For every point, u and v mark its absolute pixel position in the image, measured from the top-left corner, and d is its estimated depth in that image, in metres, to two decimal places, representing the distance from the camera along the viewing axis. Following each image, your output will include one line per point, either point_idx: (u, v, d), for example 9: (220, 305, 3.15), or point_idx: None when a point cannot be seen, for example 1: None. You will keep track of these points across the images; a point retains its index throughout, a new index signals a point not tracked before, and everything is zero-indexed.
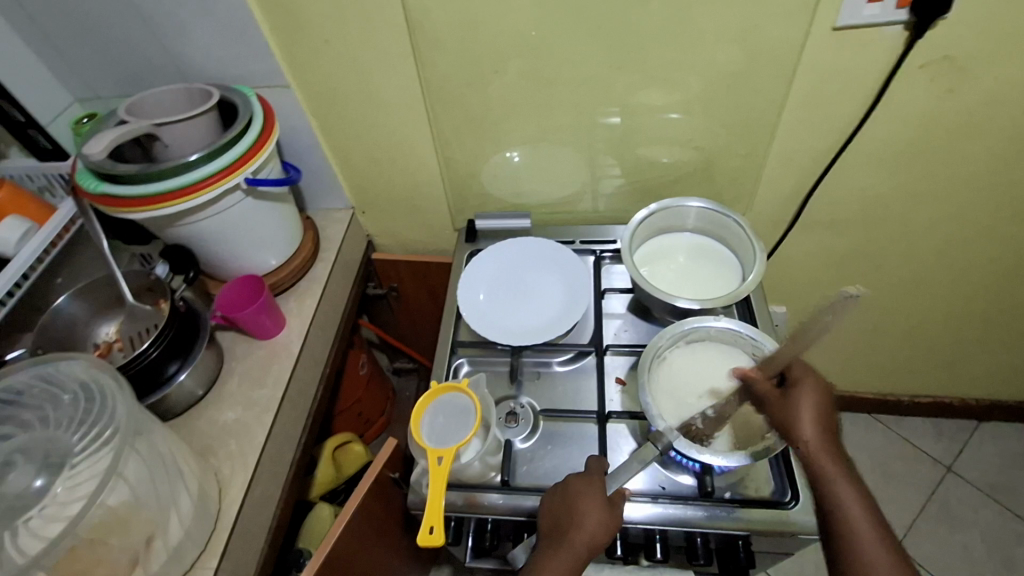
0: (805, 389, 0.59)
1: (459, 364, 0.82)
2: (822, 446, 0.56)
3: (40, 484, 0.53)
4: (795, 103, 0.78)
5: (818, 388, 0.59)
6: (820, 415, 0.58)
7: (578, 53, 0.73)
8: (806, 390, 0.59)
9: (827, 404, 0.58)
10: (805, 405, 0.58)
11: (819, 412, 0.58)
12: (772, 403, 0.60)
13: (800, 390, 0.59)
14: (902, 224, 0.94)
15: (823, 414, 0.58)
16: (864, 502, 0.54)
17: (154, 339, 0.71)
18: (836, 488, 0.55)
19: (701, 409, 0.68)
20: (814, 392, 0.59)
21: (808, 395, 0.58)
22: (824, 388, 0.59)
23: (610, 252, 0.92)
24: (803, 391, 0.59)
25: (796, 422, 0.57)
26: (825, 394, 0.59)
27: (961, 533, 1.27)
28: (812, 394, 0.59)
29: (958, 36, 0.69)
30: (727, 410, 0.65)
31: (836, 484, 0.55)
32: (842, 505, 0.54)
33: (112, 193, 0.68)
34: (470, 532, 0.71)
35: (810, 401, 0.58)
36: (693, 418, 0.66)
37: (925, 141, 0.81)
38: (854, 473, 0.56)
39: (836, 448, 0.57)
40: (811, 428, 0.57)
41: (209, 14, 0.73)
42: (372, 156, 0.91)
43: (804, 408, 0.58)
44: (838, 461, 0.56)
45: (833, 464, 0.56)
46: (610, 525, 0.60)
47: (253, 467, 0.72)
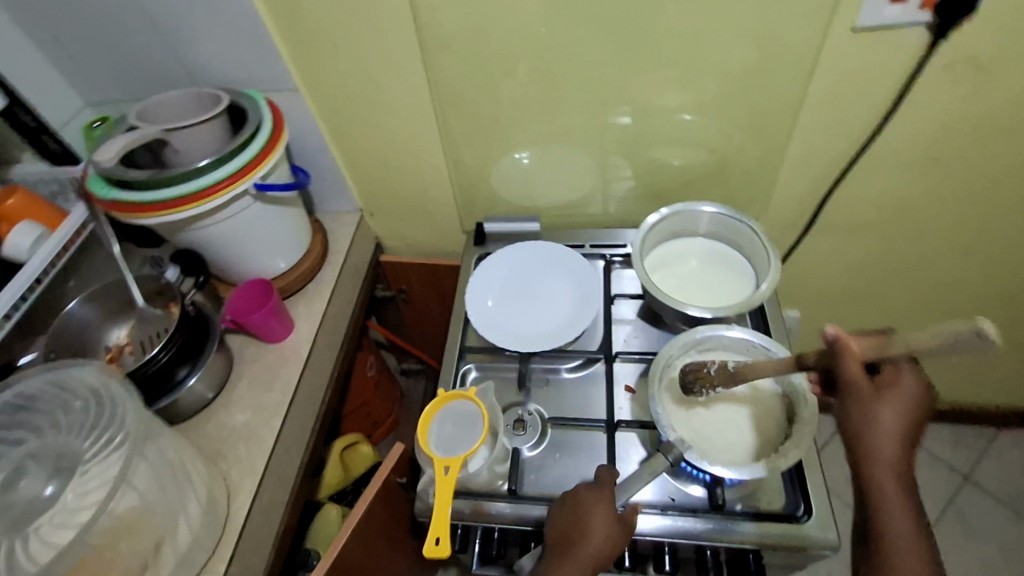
0: (892, 396, 0.51)
1: (467, 370, 0.82)
2: (891, 454, 0.51)
3: (50, 491, 0.54)
4: (812, 106, 0.76)
5: (909, 398, 0.52)
6: (902, 424, 0.51)
7: (589, 53, 0.71)
8: (895, 397, 0.51)
9: (912, 415, 0.51)
10: (888, 413, 0.51)
11: (900, 422, 0.51)
12: (848, 397, 0.51)
13: (889, 393, 0.51)
14: (921, 229, 0.92)
15: (905, 423, 0.51)
16: (912, 512, 0.51)
17: (164, 344, 0.71)
18: (887, 497, 0.51)
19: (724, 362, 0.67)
20: (900, 401, 0.51)
21: (893, 401, 0.51)
22: (913, 400, 0.52)
23: (621, 256, 0.91)
24: (890, 397, 0.51)
25: (874, 428, 0.51)
26: (916, 405, 0.51)
27: (977, 542, 1.25)
28: (898, 402, 0.51)
29: (984, 37, 0.66)
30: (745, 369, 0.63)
31: (890, 497, 0.51)
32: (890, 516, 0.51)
33: (124, 200, 0.68)
34: (477, 540, 0.70)
35: (895, 409, 0.51)
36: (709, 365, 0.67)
37: (947, 143, 0.78)
38: (912, 484, 0.52)
39: (904, 456, 0.52)
40: (887, 438, 0.51)
41: (218, 17, 0.73)
42: (381, 159, 0.90)
43: (888, 415, 0.51)
44: (902, 470, 0.51)
45: (892, 474, 0.51)
46: (618, 538, 0.60)
47: (262, 472, 0.73)
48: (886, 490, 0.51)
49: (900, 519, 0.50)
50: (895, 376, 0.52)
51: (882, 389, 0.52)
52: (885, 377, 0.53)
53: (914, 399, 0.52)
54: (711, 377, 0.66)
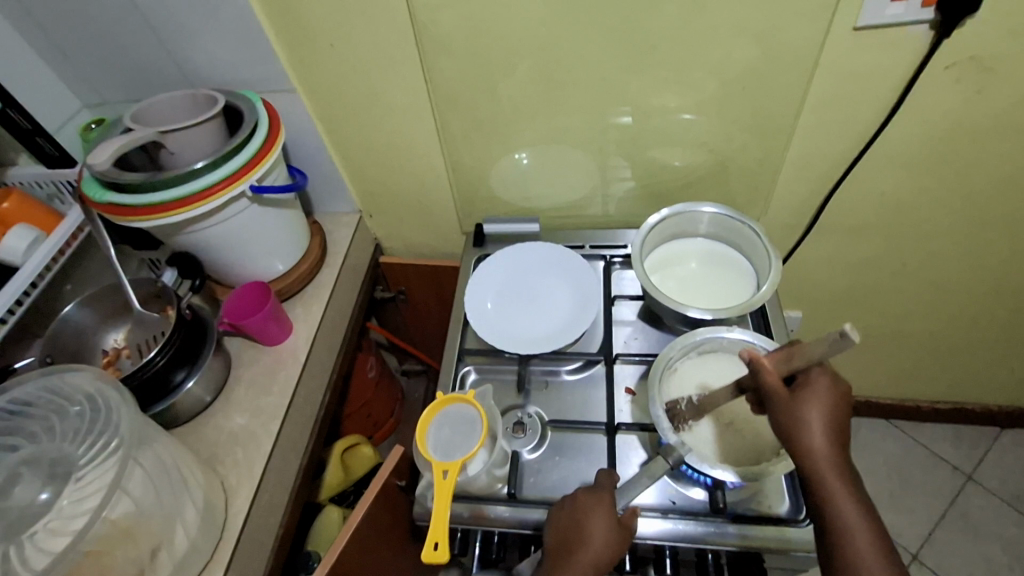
0: (815, 396, 0.53)
1: (466, 372, 0.81)
2: (826, 454, 0.52)
3: (45, 497, 0.53)
4: (813, 106, 0.75)
5: (830, 396, 0.53)
6: (829, 421, 0.53)
7: (588, 53, 0.71)
8: (818, 397, 0.53)
9: (837, 411, 0.53)
10: (815, 414, 0.52)
11: (828, 420, 0.52)
12: (779, 406, 0.54)
13: (810, 393, 0.53)
14: (925, 228, 0.91)
15: (833, 421, 0.53)
16: (863, 509, 0.51)
17: (160, 348, 0.71)
18: (835, 497, 0.51)
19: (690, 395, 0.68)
20: (823, 400, 0.53)
21: (817, 400, 0.53)
22: (836, 395, 0.53)
23: (621, 257, 0.90)
24: (814, 399, 0.53)
25: (805, 431, 0.52)
26: (839, 401, 0.53)
27: (980, 543, 1.24)
28: (821, 400, 0.53)
29: (988, 36, 0.66)
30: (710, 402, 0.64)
31: (837, 498, 0.51)
32: (842, 518, 0.51)
33: (119, 203, 0.68)
34: (476, 544, 0.70)
35: (819, 408, 0.53)
36: (678, 400, 0.67)
37: (950, 143, 0.78)
38: (855, 479, 0.53)
39: (841, 454, 0.53)
40: (819, 437, 0.52)
41: (213, 19, 0.72)
42: (379, 160, 0.90)
43: (814, 416, 0.52)
44: (842, 470, 0.52)
45: (835, 474, 0.52)
46: (618, 544, 0.60)
47: (260, 475, 0.72)
48: (833, 489, 0.51)
49: (853, 518, 0.51)
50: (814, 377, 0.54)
51: (804, 391, 0.54)
52: (804, 380, 0.54)
53: (835, 397, 0.53)
54: (685, 413, 0.66)
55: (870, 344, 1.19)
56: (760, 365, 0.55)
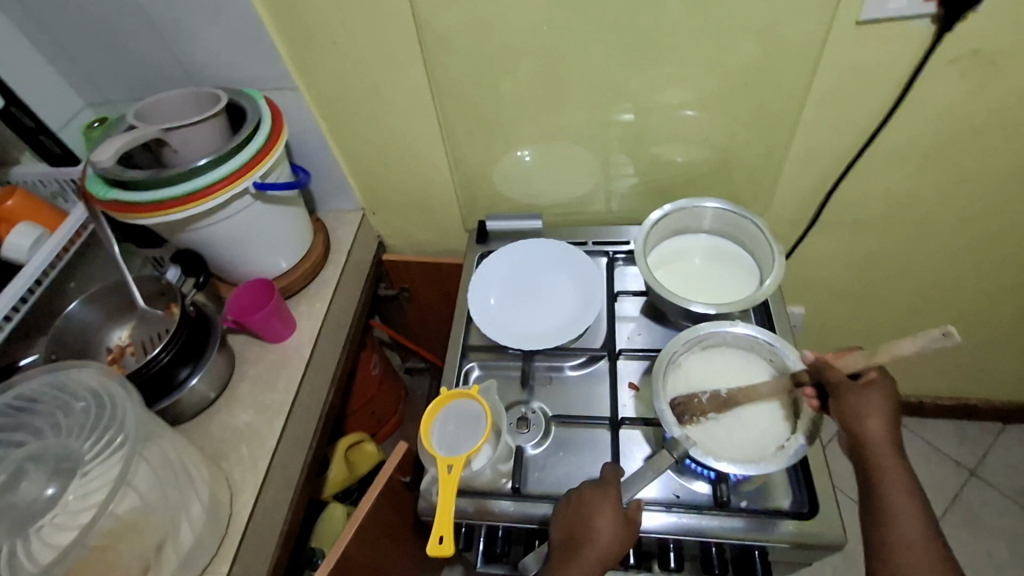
0: (873, 388, 0.59)
1: (470, 368, 0.82)
2: (883, 437, 0.58)
3: (51, 492, 0.53)
4: (816, 100, 0.75)
5: (885, 390, 0.59)
6: (885, 409, 0.58)
7: (591, 50, 0.71)
8: (879, 392, 0.59)
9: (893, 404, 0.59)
10: (876, 404, 0.58)
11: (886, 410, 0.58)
12: (841, 394, 0.59)
13: (868, 385, 0.59)
14: (928, 223, 0.91)
15: (890, 412, 0.58)
16: (913, 492, 0.57)
17: (165, 344, 0.71)
18: (886, 476, 0.57)
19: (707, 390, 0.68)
20: (881, 391, 0.59)
21: (878, 393, 0.59)
22: (888, 390, 0.59)
23: (624, 253, 0.90)
24: (875, 391, 0.59)
25: (863, 415, 0.58)
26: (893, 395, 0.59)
27: (985, 539, 1.24)
28: (880, 391, 0.59)
29: (990, 30, 0.66)
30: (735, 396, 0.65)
31: (889, 480, 0.57)
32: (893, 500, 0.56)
33: (125, 200, 0.68)
34: (481, 538, 0.70)
35: (876, 398, 0.58)
36: (698, 394, 0.67)
37: (953, 137, 0.78)
38: (907, 466, 0.58)
39: (894, 441, 0.58)
40: (878, 422, 0.58)
41: (216, 17, 0.72)
42: (382, 157, 0.90)
43: (876, 406, 0.58)
44: (894, 453, 0.58)
45: (889, 455, 0.58)
46: (624, 538, 0.60)
47: (265, 471, 0.72)
48: (887, 469, 0.57)
49: (901, 496, 0.56)
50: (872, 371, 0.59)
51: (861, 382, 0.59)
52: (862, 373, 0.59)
53: (890, 392, 0.59)
54: (704, 406, 0.67)
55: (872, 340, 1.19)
56: (825, 363, 0.61)
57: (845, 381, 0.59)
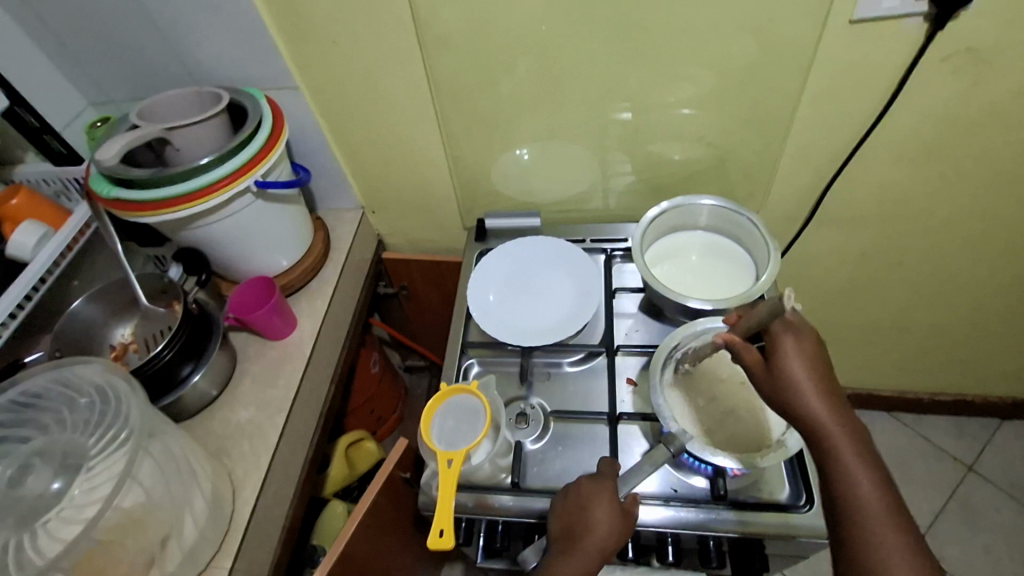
0: (793, 355, 0.54)
1: (469, 364, 0.83)
2: (826, 415, 0.52)
3: (58, 487, 0.55)
4: (811, 98, 0.76)
5: (810, 350, 0.54)
6: (814, 376, 0.53)
7: (588, 49, 0.72)
8: (793, 361, 0.54)
9: (822, 365, 0.54)
10: (796, 375, 0.53)
11: (810, 377, 0.53)
12: (760, 376, 0.56)
13: (787, 354, 0.54)
14: (923, 220, 0.92)
15: (816, 378, 0.53)
16: (868, 465, 0.51)
17: (168, 342, 0.72)
18: (841, 457, 0.51)
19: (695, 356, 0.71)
20: (801, 355, 0.54)
21: (793, 361, 0.54)
22: (810, 349, 0.54)
23: (621, 251, 0.91)
24: (790, 362, 0.54)
25: (795, 395, 0.53)
26: (818, 354, 0.54)
27: (981, 533, 1.25)
28: (799, 357, 0.54)
29: (982, 27, 0.66)
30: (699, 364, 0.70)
31: (836, 452, 0.51)
32: (846, 475, 0.51)
33: (128, 199, 0.69)
34: (481, 533, 0.71)
35: (801, 366, 0.53)
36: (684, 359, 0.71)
37: (947, 134, 0.78)
38: (857, 430, 0.52)
39: (839, 409, 0.53)
40: (813, 397, 0.53)
41: (217, 18, 0.73)
42: (381, 156, 0.91)
43: (797, 378, 0.53)
44: (842, 424, 0.52)
45: (836, 432, 0.52)
46: (622, 530, 0.61)
47: (267, 466, 0.73)
48: (839, 449, 0.51)
49: (859, 474, 0.51)
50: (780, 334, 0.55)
51: (779, 352, 0.55)
52: (772, 342, 0.56)
53: (814, 353, 0.54)
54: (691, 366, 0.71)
55: (869, 336, 1.20)
56: (732, 340, 0.58)
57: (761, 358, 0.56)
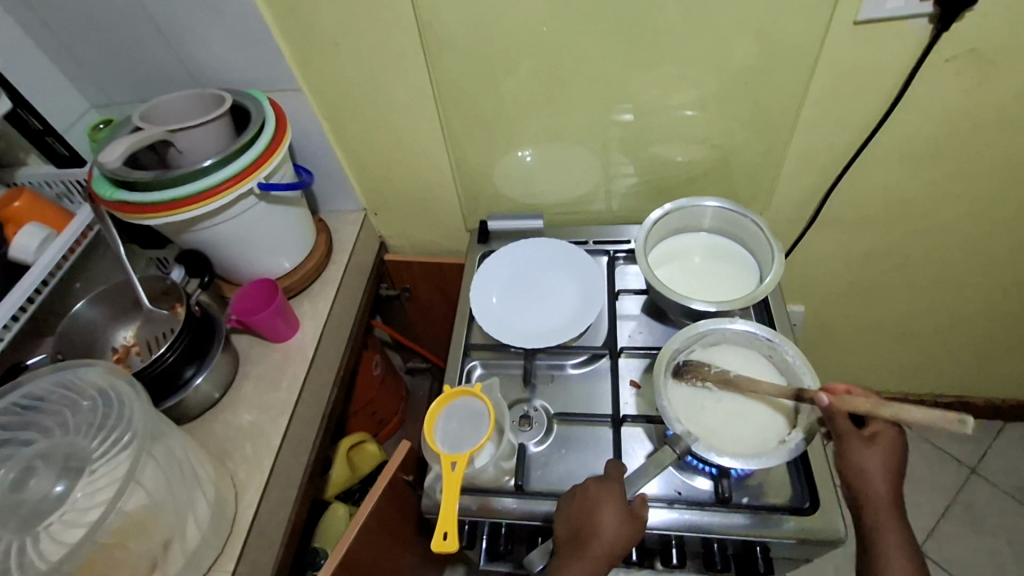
0: (882, 445, 0.59)
1: (472, 367, 0.82)
2: (886, 503, 0.58)
3: (60, 489, 0.55)
4: (814, 99, 0.76)
5: (892, 444, 0.59)
6: (890, 468, 0.58)
7: (592, 51, 0.71)
8: (881, 449, 0.59)
9: (897, 462, 0.59)
10: (877, 463, 0.58)
11: (888, 470, 0.58)
12: (847, 447, 0.59)
13: (879, 442, 0.59)
14: (926, 222, 0.92)
15: (892, 470, 0.58)
16: (910, 548, 0.58)
17: (170, 344, 0.71)
18: (889, 537, 0.58)
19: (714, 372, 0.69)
20: (889, 448, 0.59)
21: (882, 451, 0.59)
22: (893, 445, 0.59)
23: (624, 252, 0.91)
24: (878, 450, 0.59)
25: (868, 477, 0.58)
26: (898, 451, 0.59)
27: (985, 535, 1.24)
28: (887, 451, 0.59)
29: (986, 29, 0.66)
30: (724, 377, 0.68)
31: (888, 538, 0.58)
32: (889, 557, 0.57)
33: (131, 201, 0.68)
34: (484, 536, 0.70)
35: (881, 456, 0.58)
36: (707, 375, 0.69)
37: (950, 136, 0.78)
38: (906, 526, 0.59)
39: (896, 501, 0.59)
40: (882, 486, 0.58)
41: (221, 21, 0.73)
42: (383, 158, 0.91)
43: (877, 464, 0.58)
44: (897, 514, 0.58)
45: (890, 517, 0.58)
46: (630, 533, 0.60)
47: (270, 469, 0.73)
48: (888, 533, 0.58)
49: (899, 556, 0.57)
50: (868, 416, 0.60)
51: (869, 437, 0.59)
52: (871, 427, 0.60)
53: (895, 447, 0.59)
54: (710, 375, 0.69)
55: (871, 338, 1.20)
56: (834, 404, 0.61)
57: (855, 431, 0.59)
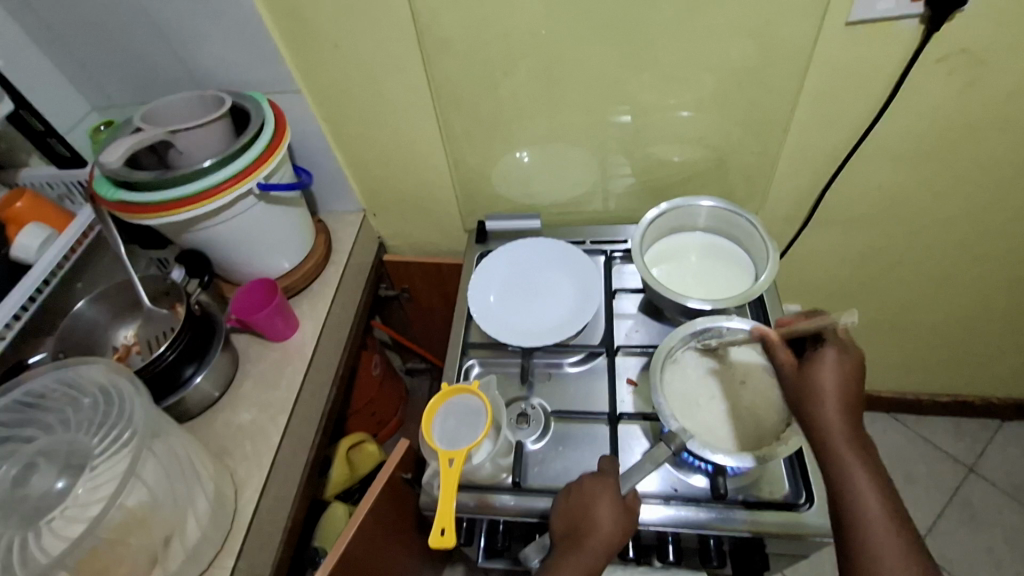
0: (827, 362, 0.55)
1: (470, 365, 0.83)
2: (842, 427, 0.53)
3: (61, 485, 0.56)
4: (808, 100, 0.77)
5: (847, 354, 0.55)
6: (842, 386, 0.54)
7: (588, 52, 0.72)
8: (826, 367, 0.55)
9: (852, 378, 0.54)
10: (824, 380, 0.54)
11: (840, 388, 0.54)
12: (790, 376, 0.58)
13: (822, 360, 0.55)
14: (921, 221, 0.92)
15: (843, 385, 0.54)
16: (877, 477, 0.51)
17: (170, 343, 0.72)
18: (848, 464, 0.51)
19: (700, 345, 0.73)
20: (836, 364, 0.55)
21: (828, 367, 0.55)
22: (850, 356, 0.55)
23: (621, 252, 0.91)
24: (821, 368, 0.55)
25: (819, 394, 0.54)
26: (852, 369, 0.55)
27: (983, 534, 1.25)
28: (835, 368, 0.55)
29: (977, 29, 0.67)
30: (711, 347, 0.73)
31: (848, 464, 0.51)
32: (854, 488, 0.51)
33: (132, 201, 0.69)
34: (483, 533, 0.71)
35: (828, 373, 0.55)
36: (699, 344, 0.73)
37: (944, 136, 0.79)
38: (872, 452, 0.52)
39: (856, 424, 0.53)
40: (830, 404, 0.54)
41: (221, 24, 0.74)
42: (382, 159, 0.91)
43: (825, 381, 0.54)
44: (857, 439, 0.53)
45: (848, 443, 0.52)
46: (626, 528, 0.61)
47: (269, 468, 0.73)
48: (846, 459, 0.52)
49: (862, 483, 0.50)
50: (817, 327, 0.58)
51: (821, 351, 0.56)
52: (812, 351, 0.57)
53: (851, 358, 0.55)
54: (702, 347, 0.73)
55: (868, 337, 1.20)
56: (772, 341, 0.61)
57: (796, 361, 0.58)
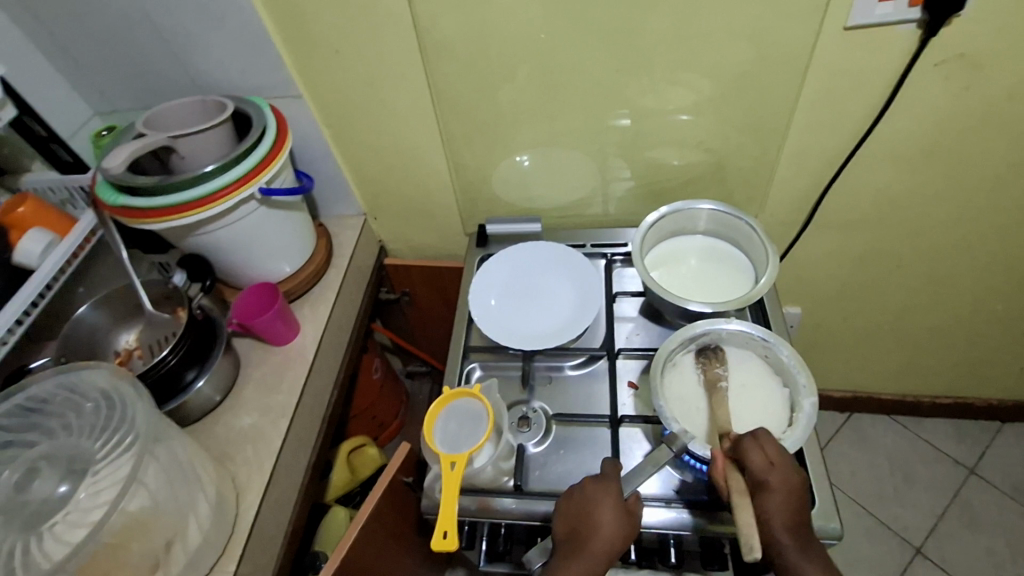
0: (771, 482, 0.56)
1: (471, 369, 0.83)
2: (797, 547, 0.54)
3: (64, 490, 0.55)
4: (807, 103, 0.77)
5: (787, 468, 0.57)
6: (788, 507, 0.55)
7: (588, 57, 0.73)
8: (770, 485, 0.56)
9: (794, 491, 0.56)
10: (771, 503, 0.55)
11: (785, 506, 0.55)
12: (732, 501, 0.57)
13: (766, 479, 0.56)
14: (920, 223, 0.92)
15: (789, 500, 0.56)
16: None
17: (172, 347, 0.72)
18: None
19: (699, 368, 0.72)
20: (776, 480, 0.56)
21: (771, 487, 0.56)
22: (787, 475, 0.56)
23: (621, 255, 0.92)
24: (767, 486, 0.56)
25: (766, 525, 0.55)
26: (792, 483, 0.56)
27: (984, 536, 1.24)
28: (775, 484, 0.56)
29: (974, 34, 0.68)
30: (711, 371, 0.71)
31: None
32: None
33: (134, 206, 0.69)
34: (484, 536, 0.71)
35: (775, 494, 0.56)
36: (698, 367, 0.72)
37: (942, 139, 0.79)
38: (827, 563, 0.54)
39: (806, 541, 0.55)
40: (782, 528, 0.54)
41: (223, 30, 0.75)
42: (383, 163, 0.92)
43: (771, 503, 0.55)
44: (808, 549, 0.54)
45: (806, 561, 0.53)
46: (627, 532, 0.61)
47: (270, 471, 0.73)
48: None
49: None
50: (749, 447, 0.58)
51: (763, 477, 0.56)
52: (749, 467, 0.57)
53: (790, 471, 0.57)
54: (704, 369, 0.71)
55: (868, 340, 1.20)
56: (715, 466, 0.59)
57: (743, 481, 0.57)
